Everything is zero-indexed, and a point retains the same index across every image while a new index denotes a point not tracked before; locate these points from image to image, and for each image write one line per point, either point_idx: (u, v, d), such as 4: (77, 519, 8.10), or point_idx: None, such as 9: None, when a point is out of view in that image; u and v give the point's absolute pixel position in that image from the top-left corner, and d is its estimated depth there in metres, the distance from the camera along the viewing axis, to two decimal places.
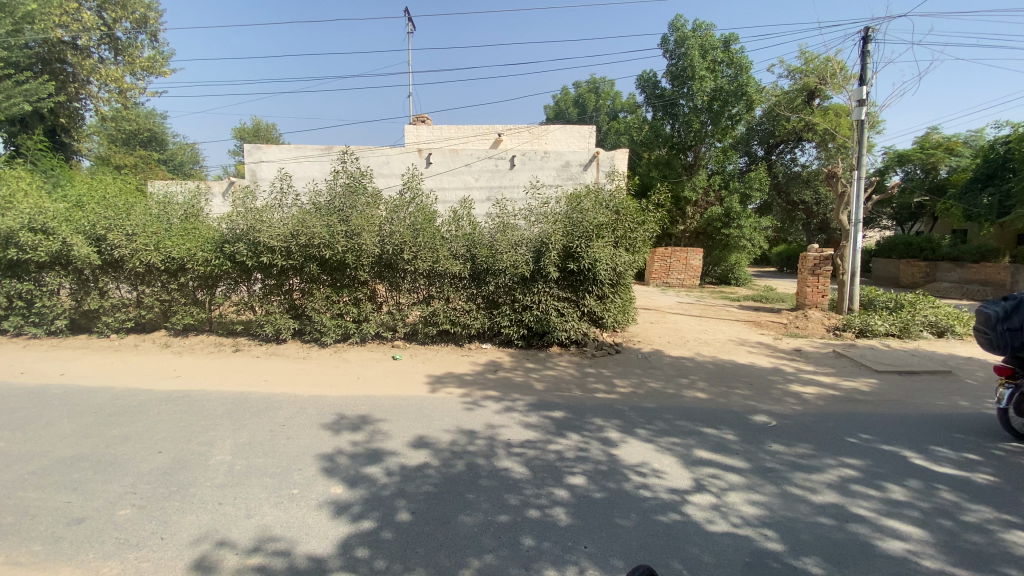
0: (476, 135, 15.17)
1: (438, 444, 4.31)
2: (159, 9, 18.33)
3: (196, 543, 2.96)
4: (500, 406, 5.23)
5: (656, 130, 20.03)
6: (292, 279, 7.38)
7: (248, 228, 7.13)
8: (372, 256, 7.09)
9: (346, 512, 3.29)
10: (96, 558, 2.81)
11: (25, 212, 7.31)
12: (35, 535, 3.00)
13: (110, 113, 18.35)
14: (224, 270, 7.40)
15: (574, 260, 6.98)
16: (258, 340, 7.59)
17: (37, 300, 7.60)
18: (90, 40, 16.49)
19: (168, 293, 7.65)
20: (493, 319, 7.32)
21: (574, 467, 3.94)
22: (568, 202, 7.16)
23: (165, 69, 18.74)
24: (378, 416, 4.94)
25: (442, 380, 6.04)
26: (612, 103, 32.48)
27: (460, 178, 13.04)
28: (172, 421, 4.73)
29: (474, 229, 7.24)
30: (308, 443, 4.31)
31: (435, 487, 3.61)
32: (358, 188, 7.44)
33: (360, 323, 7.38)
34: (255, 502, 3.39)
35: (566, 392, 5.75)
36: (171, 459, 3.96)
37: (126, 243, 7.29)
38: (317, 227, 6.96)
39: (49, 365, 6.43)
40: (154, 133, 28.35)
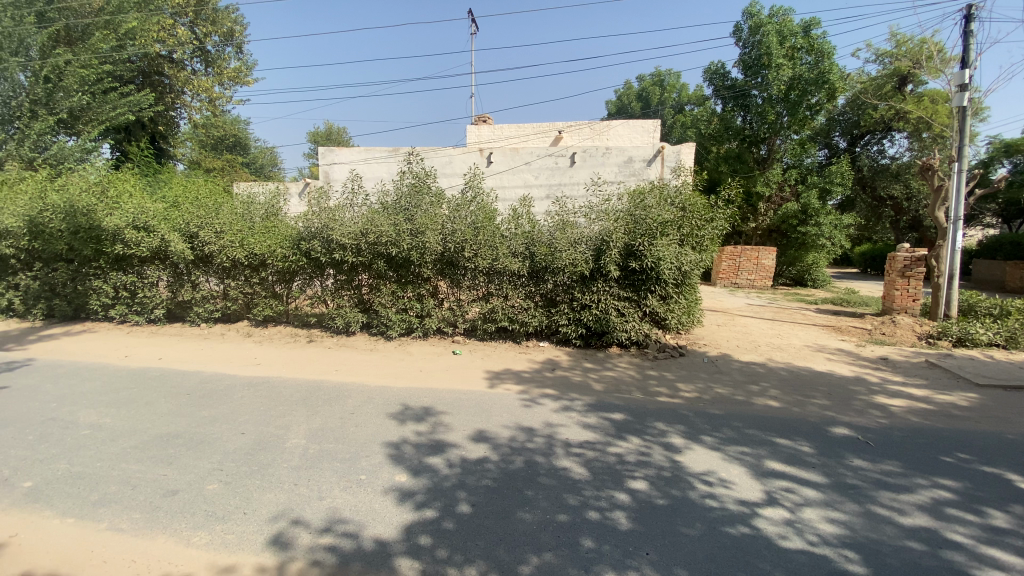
0: (537, 133, 15.19)
1: (497, 440, 4.36)
2: (244, 22, 19.78)
3: (275, 519, 3.17)
4: (559, 405, 5.20)
5: (726, 122, 19.25)
6: (361, 275, 7.73)
7: (322, 226, 7.54)
8: (434, 254, 7.27)
9: (409, 500, 3.40)
10: (188, 528, 3.08)
11: (130, 212, 8.11)
12: (137, 504, 3.34)
13: (201, 121, 20.00)
14: (300, 265, 7.88)
15: (635, 258, 6.81)
16: (329, 332, 8.03)
17: (140, 291, 8.45)
18: (185, 53, 18.09)
19: (251, 286, 8.24)
20: (552, 318, 7.27)
21: (635, 471, 3.84)
22: (631, 199, 7.00)
23: (249, 78, 20.21)
24: (439, 409, 5.06)
25: (500, 376, 6.10)
26: (677, 95, 31.12)
27: (520, 176, 13.12)
28: (254, 405, 5.10)
29: (534, 227, 7.24)
30: (375, 431, 4.50)
31: (495, 481, 3.65)
32: (422, 188, 7.67)
33: (423, 318, 7.60)
34: (327, 485, 3.58)
35: (626, 394, 5.62)
36: (252, 441, 4.27)
37: (215, 240, 7.93)
38: (384, 226, 7.27)
39: (149, 350, 7.13)
40: (238, 137, 30.63)
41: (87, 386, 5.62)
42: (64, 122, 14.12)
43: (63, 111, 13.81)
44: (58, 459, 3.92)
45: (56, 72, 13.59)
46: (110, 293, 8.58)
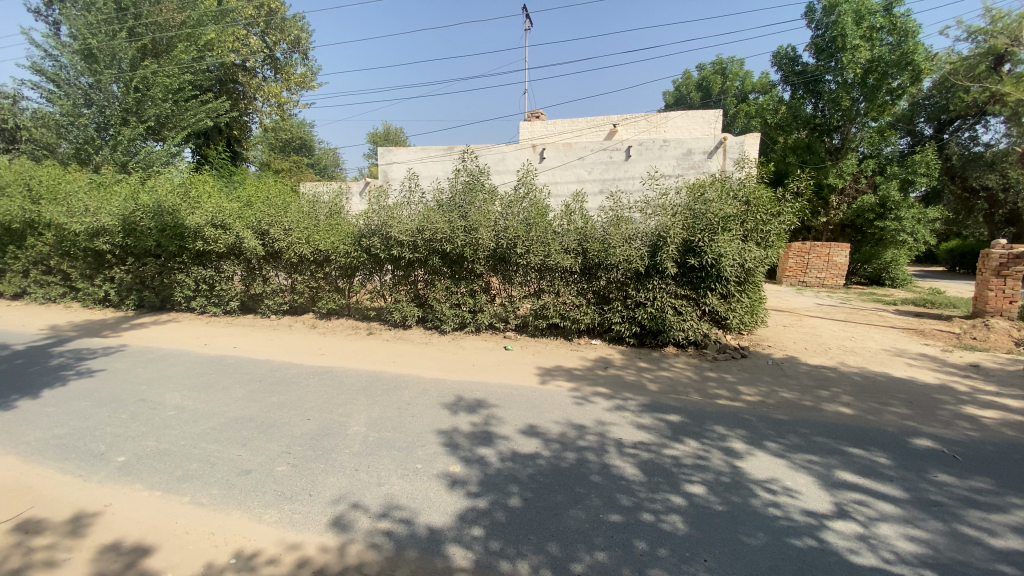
0: (591, 127, 14.98)
1: (549, 436, 4.35)
2: (309, 29, 20.75)
3: (336, 502, 3.33)
4: (612, 404, 5.11)
5: (795, 111, 18.18)
6: (417, 271, 7.96)
7: (381, 224, 7.83)
8: (487, 250, 7.35)
9: (462, 490, 3.47)
10: (260, 506, 3.30)
11: (210, 211, 8.75)
12: (215, 480, 3.62)
13: (271, 124, 21.23)
14: (361, 261, 8.20)
15: (694, 255, 6.58)
16: (388, 325, 8.32)
17: (217, 284, 9.12)
18: (256, 61, 19.23)
19: (316, 280, 8.69)
20: (605, 315, 7.14)
21: (691, 475, 3.73)
22: (690, 193, 6.77)
23: (314, 83, 21.22)
24: (492, 402, 5.12)
25: (552, 372, 6.08)
26: (741, 83, 29.25)
27: (573, 171, 12.98)
28: (318, 393, 5.38)
29: (587, 223, 7.15)
30: (430, 421, 4.62)
31: (547, 477, 3.65)
32: (476, 185, 7.76)
33: (476, 313, 7.72)
34: (385, 472, 3.72)
35: (683, 395, 5.45)
36: (317, 427, 4.51)
37: (284, 237, 8.43)
38: (439, 223, 7.43)
39: (226, 339, 7.69)
40: (305, 140, 32.31)
41: (173, 371, 6.15)
42: (152, 129, 15.49)
43: (151, 119, 15.15)
44: (147, 437, 4.31)
45: (144, 82, 14.88)
46: (191, 286, 9.33)
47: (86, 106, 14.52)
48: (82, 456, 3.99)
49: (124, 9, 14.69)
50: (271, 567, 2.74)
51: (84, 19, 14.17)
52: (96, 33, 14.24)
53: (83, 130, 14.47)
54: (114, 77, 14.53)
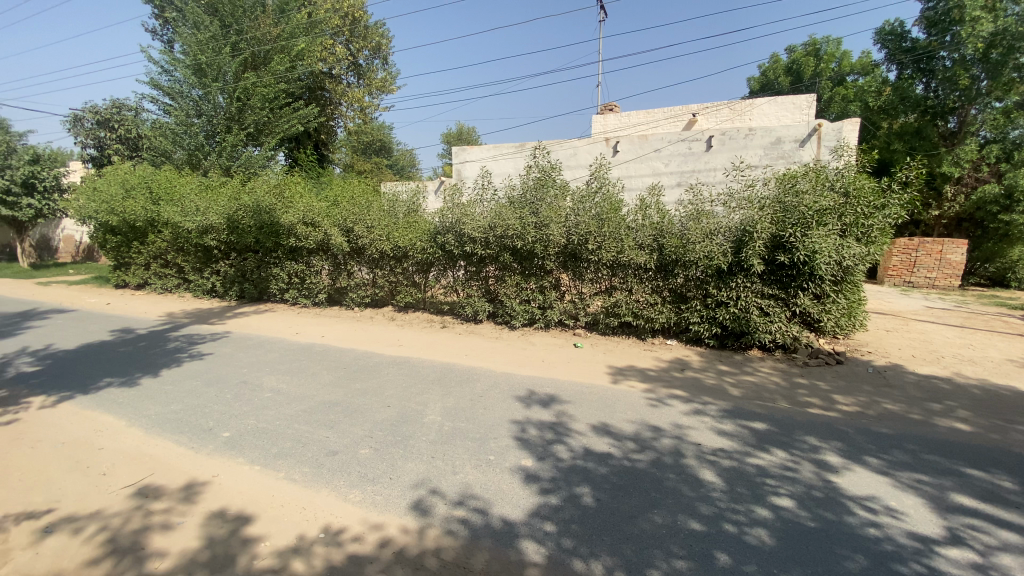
0: (668, 118, 14.45)
1: (623, 436, 4.25)
2: (389, 35, 21.71)
3: (415, 487, 3.46)
4: (690, 408, 4.89)
5: (901, 92, 16.39)
6: (488, 267, 8.07)
7: (455, 221, 8.05)
8: (558, 246, 7.30)
9: (535, 484, 3.48)
10: (345, 485, 3.51)
11: (302, 210, 9.43)
12: (307, 459, 3.90)
13: (355, 128, 22.47)
14: (436, 257, 8.47)
15: (784, 251, 6.14)
16: (460, 319, 8.54)
17: (307, 278, 9.84)
18: (342, 68, 20.44)
19: (395, 275, 9.11)
20: (681, 315, 6.85)
21: (779, 487, 3.48)
22: (780, 184, 6.33)
23: (394, 87, 22.21)
24: (563, 398, 5.09)
25: (625, 372, 5.93)
26: (838, 65, 26.85)
27: (649, 164, 12.58)
28: (397, 382, 5.64)
29: (663, 218, 6.87)
30: (502, 414, 4.69)
31: (621, 478, 3.56)
32: (547, 181, 7.72)
33: (545, 309, 7.69)
34: (460, 461, 3.82)
35: (769, 402, 5.11)
36: (396, 414, 4.73)
37: (367, 234, 8.91)
38: (510, 219, 7.48)
39: (314, 329, 8.28)
40: (384, 141, 33.88)
41: (270, 356, 6.72)
42: (252, 135, 16.96)
43: (251, 126, 16.62)
44: (248, 416, 4.72)
45: (245, 93, 16.34)
46: (285, 279, 10.13)
47: (196, 116, 16.21)
48: (194, 430, 4.45)
49: (229, 26, 16.20)
50: (356, 545, 2.90)
51: (195, 37, 15.76)
52: (205, 49, 15.76)
53: (195, 137, 16.18)
54: (220, 89, 16.03)
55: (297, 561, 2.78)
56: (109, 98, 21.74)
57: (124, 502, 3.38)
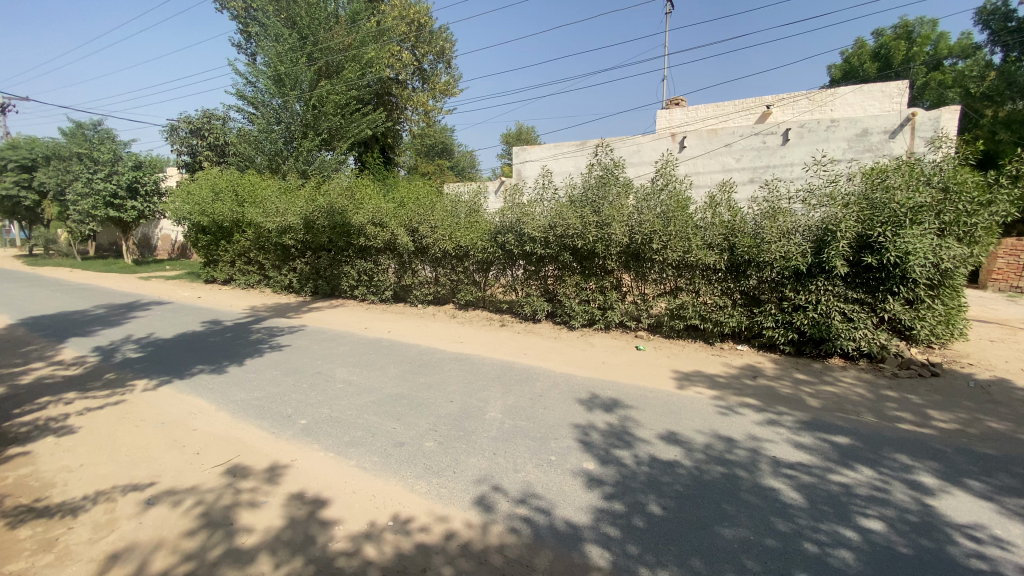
0: (739, 112, 13.79)
1: (690, 444, 4.10)
2: (453, 39, 22.15)
3: (478, 482, 3.51)
4: (763, 418, 4.63)
5: (1010, 76, 14.73)
6: (548, 266, 8.05)
7: (515, 220, 8.09)
8: (621, 245, 7.15)
9: (598, 489, 3.42)
10: (412, 476, 3.62)
11: (371, 211, 9.86)
12: (376, 448, 4.07)
13: (419, 131, 23.17)
14: (496, 256, 8.55)
15: (871, 252, 5.68)
16: (519, 318, 8.58)
17: (375, 275, 10.29)
18: (407, 74, 21.18)
19: (456, 274, 9.31)
20: (753, 318, 6.50)
21: (866, 507, 3.21)
22: (867, 180, 5.87)
23: (456, 90, 22.70)
24: (627, 402, 4.98)
25: (691, 378, 5.71)
26: (934, 48, 24.45)
27: (719, 159, 12.05)
28: (459, 378, 5.76)
29: (734, 216, 6.55)
30: (563, 415, 4.66)
31: (689, 488, 3.43)
32: (610, 179, 7.57)
33: (606, 310, 7.56)
34: (521, 459, 3.84)
35: (852, 415, 4.73)
36: (458, 409, 4.83)
37: (431, 234, 9.17)
38: (571, 218, 7.41)
39: (380, 324, 8.63)
40: (446, 143, 34.69)
41: (341, 349, 7.08)
42: (325, 140, 17.92)
43: (324, 132, 17.59)
44: (322, 405, 5.00)
45: (319, 100, 17.32)
46: (355, 276, 10.65)
47: (276, 123, 17.33)
48: (275, 416, 4.77)
49: (306, 38, 17.19)
50: (424, 535, 2.99)
51: (276, 49, 16.84)
52: (284, 61, 16.81)
53: (275, 144, 17.33)
54: (298, 97, 17.07)
55: (368, 546, 2.90)
56: (200, 109, 23.72)
57: (215, 479, 3.68)
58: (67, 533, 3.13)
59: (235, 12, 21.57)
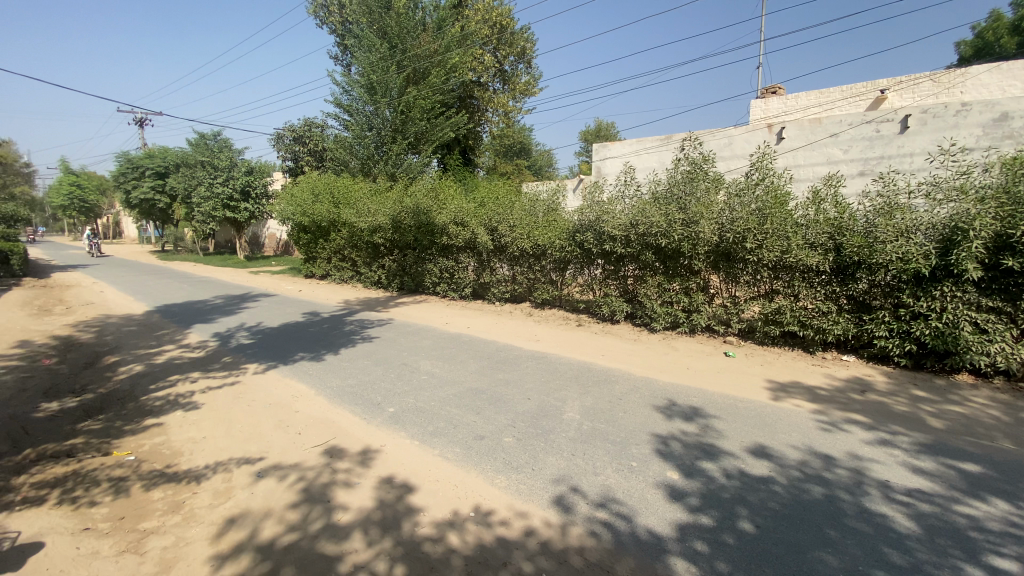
0: (846, 98, 12.59)
1: (785, 460, 3.80)
2: (534, 39, 22.27)
3: (557, 482, 3.50)
4: (873, 437, 4.18)
5: None
6: (628, 266, 7.83)
7: (595, 218, 7.95)
8: (709, 244, 6.79)
9: (683, 500, 3.27)
10: (492, 470, 3.69)
11: (453, 211, 10.20)
12: (458, 440, 4.20)
13: (499, 132, 23.59)
14: (574, 255, 8.47)
15: (1012, 253, 4.93)
16: (596, 318, 8.46)
17: (456, 273, 10.65)
18: (488, 76, 21.68)
19: (533, 272, 9.35)
20: (861, 326, 5.89)
21: (1002, 545, 2.79)
22: (1009, 170, 5.11)
23: (536, 89, 22.81)
24: (713, 412, 4.72)
25: (786, 389, 5.29)
26: None
27: (824, 151, 11.09)
28: (537, 376, 5.78)
29: (842, 213, 5.98)
30: (644, 421, 4.51)
31: (785, 507, 3.18)
32: (699, 175, 7.23)
33: (691, 313, 7.23)
34: (601, 462, 3.77)
35: (984, 439, 4.14)
36: (537, 406, 4.85)
37: (509, 233, 9.28)
38: (656, 216, 7.15)
39: (460, 320, 8.93)
40: (524, 143, 35.04)
41: (425, 342, 7.39)
42: (412, 144, 18.79)
43: (411, 136, 18.45)
44: (408, 395, 5.25)
45: (407, 106, 18.20)
46: (437, 273, 11.08)
47: (368, 129, 18.45)
48: (365, 403, 5.08)
49: (395, 46, 18.07)
50: (504, 529, 3.03)
51: (369, 59, 17.87)
52: (376, 70, 17.83)
53: (367, 148, 18.45)
54: (387, 103, 18.05)
55: (452, 534, 3.00)
56: (302, 118, 25.80)
57: (315, 458, 3.99)
58: (192, 498, 3.54)
59: (333, 26, 23.22)
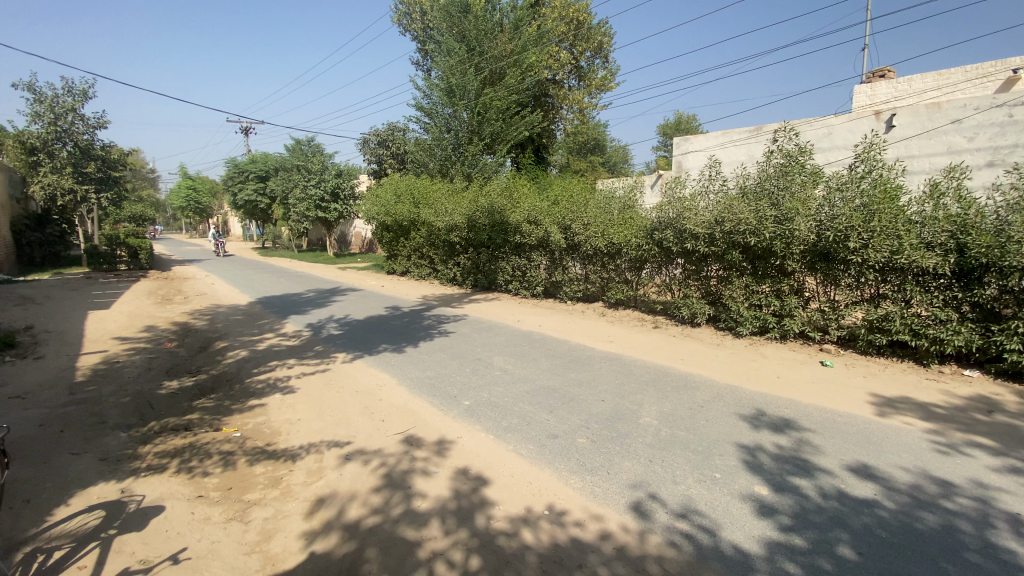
0: (972, 79, 11.12)
1: (894, 483, 3.42)
2: (612, 33, 21.86)
3: (634, 488, 3.40)
4: (1003, 464, 3.65)
5: None
6: (712, 266, 7.44)
7: (677, 215, 7.63)
8: (805, 243, 6.28)
9: (772, 518, 3.05)
10: (567, 470, 3.66)
11: (526, 209, 10.24)
12: (531, 437, 4.21)
13: (573, 129, 23.37)
14: (652, 254, 8.19)
15: None
16: (675, 321, 8.14)
17: (528, 271, 10.72)
18: (564, 73, 21.59)
19: (607, 271, 9.18)
20: (990, 338, 5.17)
21: None
22: None
23: (613, 84, 22.35)
24: (806, 425, 4.36)
25: (894, 405, 4.77)
26: None
27: (944, 139, 9.86)
28: (611, 378, 5.66)
29: (967, 209, 5.28)
30: (728, 431, 4.26)
31: (894, 535, 2.86)
32: (794, 168, 6.68)
33: (782, 317, 6.73)
34: (681, 471, 3.61)
35: None
36: (611, 409, 4.75)
37: (583, 231, 9.16)
38: (744, 212, 6.72)
39: (532, 318, 8.98)
40: (599, 139, 34.53)
41: (498, 339, 7.51)
42: (487, 144, 19.14)
43: (487, 136, 18.80)
44: (483, 390, 5.35)
45: (484, 107, 18.56)
46: (510, 271, 11.21)
47: (446, 131, 19.03)
48: (442, 395, 5.25)
49: (473, 49, 18.50)
50: (579, 530, 3.00)
51: (448, 62, 18.36)
52: (455, 73, 18.32)
53: (445, 150, 19.06)
54: (465, 106, 18.51)
55: (526, 531, 3.01)
56: (386, 123, 27.13)
57: (395, 446, 4.18)
58: (289, 475, 3.84)
59: (415, 33, 24.21)
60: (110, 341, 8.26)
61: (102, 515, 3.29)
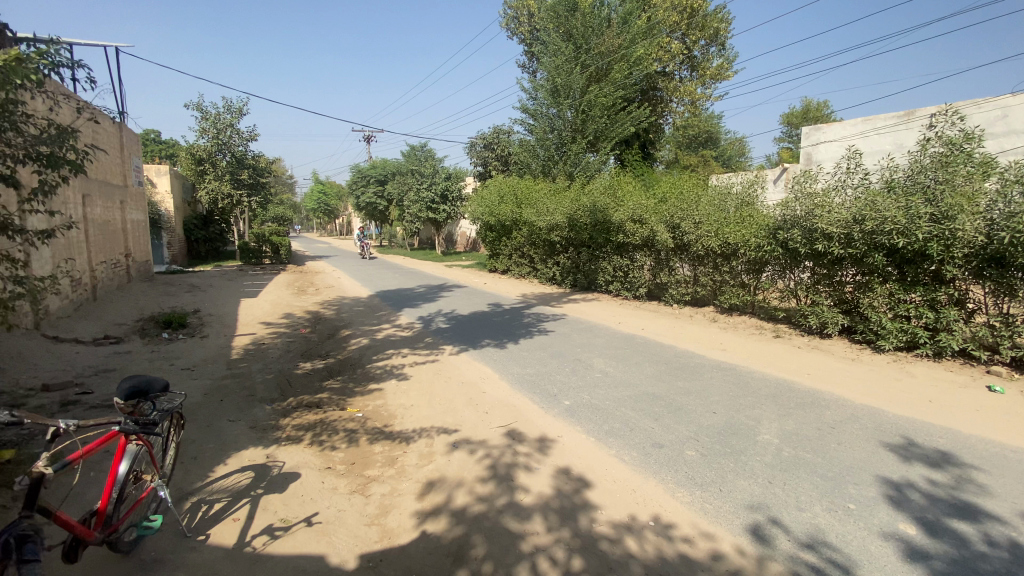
0: None
1: None
2: (729, 18, 20.43)
3: (750, 509, 3.16)
4: None
5: None
6: (848, 270, 6.63)
7: (806, 213, 6.90)
8: (971, 246, 5.35)
9: (923, 563, 2.64)
10: (674, 483, 3.49)
11: (631, 208, 9.92)
12: (636, 444, 4.09)
13: (683, 122, 22.22)
14: (774, 256, 7.51)
15: None
16: (800, 330, 7.39)
17: (631, 272, 10.43)
18: (674, 65, 20.62)
19: (719, 274, 8.61)
20: None
21: None
22: None
23: (730, 72, 20.88)
24: (968, 460, 3.72)
25: None
26: None
27: None
28: (723, 388, 5.30)
29: None
30: (865, 458, 3.78)
31: None
32: (958, 158, 5.71)
33: (937, 332, 5.80)
34: (807, 497, 3.27)
35: None
36: (724, 422, 4.44)
37: (694, 230, 8.67)
38: (891, 209, 5.90)
39: (634, 320, 8.72)
40: (712, 132, 32.45)
41: (599, 340, 7.41)
42: (591, 142, 18.93)
43: (591, 133, 18.61)
44: (584, 391, 5.30)
45: (588, 105, 18.38)
46: (612, 272, 10.99)
47: (550, 131, 19.12)
48: (544, 393, 5.29)
49: (579, 46, 18.38)
50: (687, 546, 2.85)
51: (554, 62, 18.42)
52: (561, 72, 18.33)
53: (548, 149, 19.18)
54: (570, 104, 18.48)
55: (630, 539, 2.94)
56: (492, 126, 28.01)
57: (499, 439, 4.30)
58: (403, 456, 4.13)
59: (522, 35, 24.65)
60: (257, 326, 9.52)
61: (251, 476, 3.81)
